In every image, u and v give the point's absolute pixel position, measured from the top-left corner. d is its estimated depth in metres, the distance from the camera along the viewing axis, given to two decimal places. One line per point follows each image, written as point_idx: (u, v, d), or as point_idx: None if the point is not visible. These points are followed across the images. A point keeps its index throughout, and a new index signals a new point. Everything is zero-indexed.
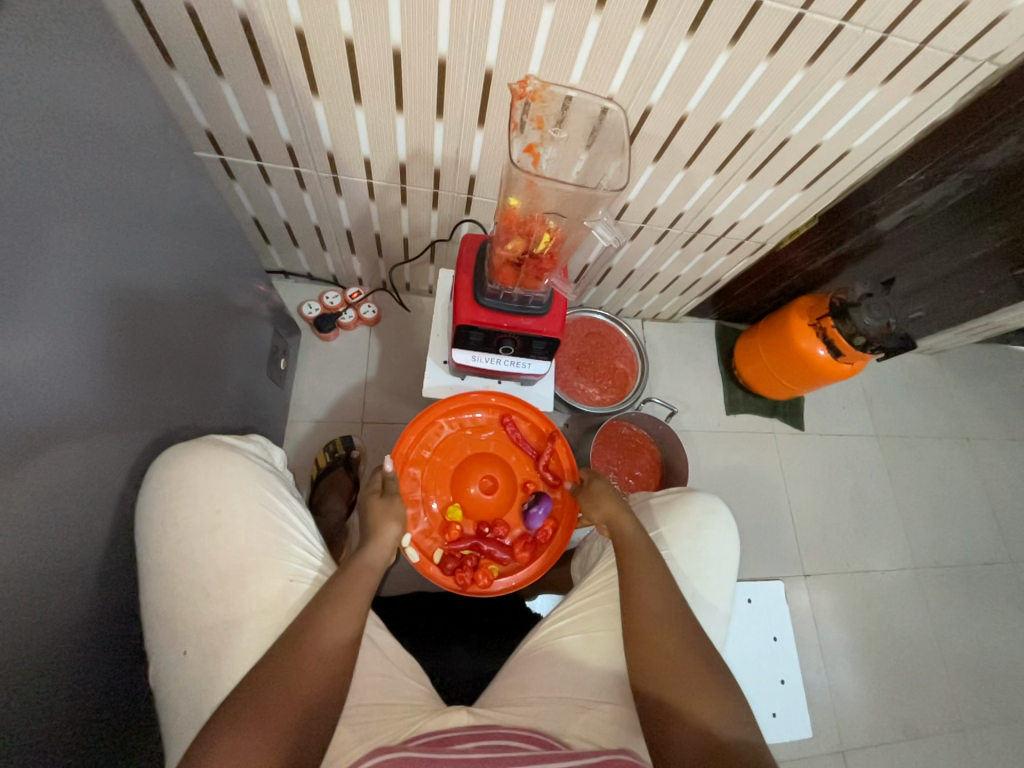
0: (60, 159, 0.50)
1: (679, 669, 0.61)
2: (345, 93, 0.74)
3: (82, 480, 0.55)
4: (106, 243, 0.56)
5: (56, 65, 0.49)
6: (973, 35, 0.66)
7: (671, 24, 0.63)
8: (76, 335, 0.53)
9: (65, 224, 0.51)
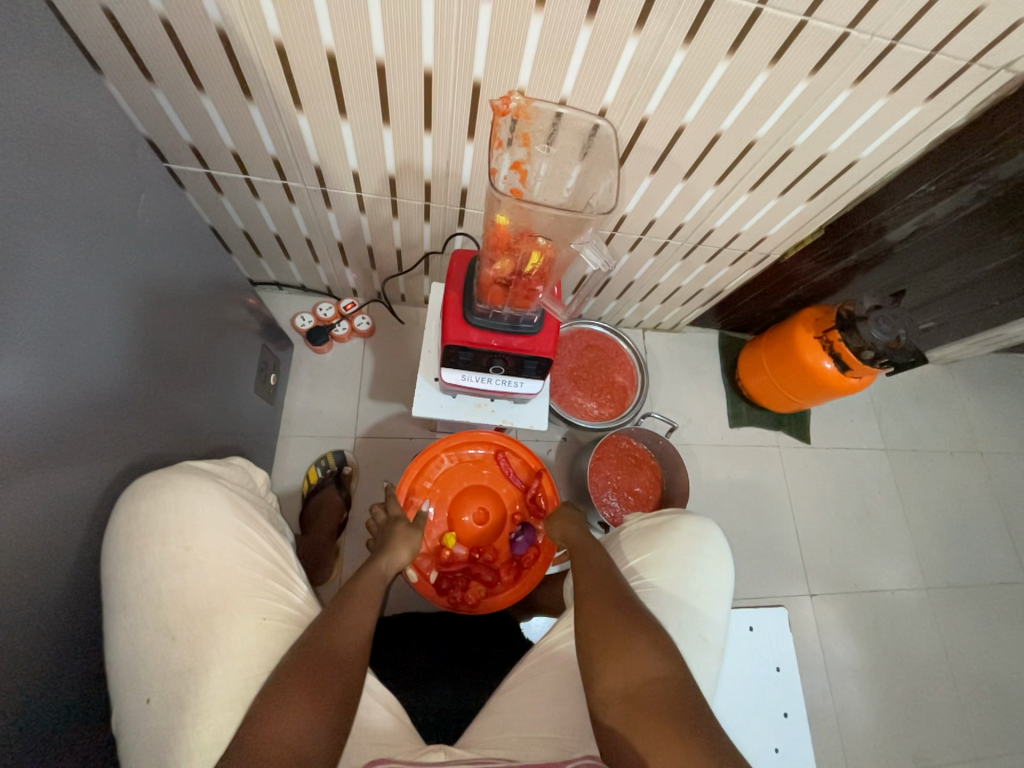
0: (20, 178, 0.46)
1: (604, 627, 0.60)
2: (329, 106, 0.72)
3: (48, 516, 0.53)
4: (80, 265, 0.54)
5: (21, 86, 0.46)
6: (987, 43, 0.62)
7: (665, 34, 0.60)
8: (42, 370, 0.50)
9: (33, 250, 0.48)
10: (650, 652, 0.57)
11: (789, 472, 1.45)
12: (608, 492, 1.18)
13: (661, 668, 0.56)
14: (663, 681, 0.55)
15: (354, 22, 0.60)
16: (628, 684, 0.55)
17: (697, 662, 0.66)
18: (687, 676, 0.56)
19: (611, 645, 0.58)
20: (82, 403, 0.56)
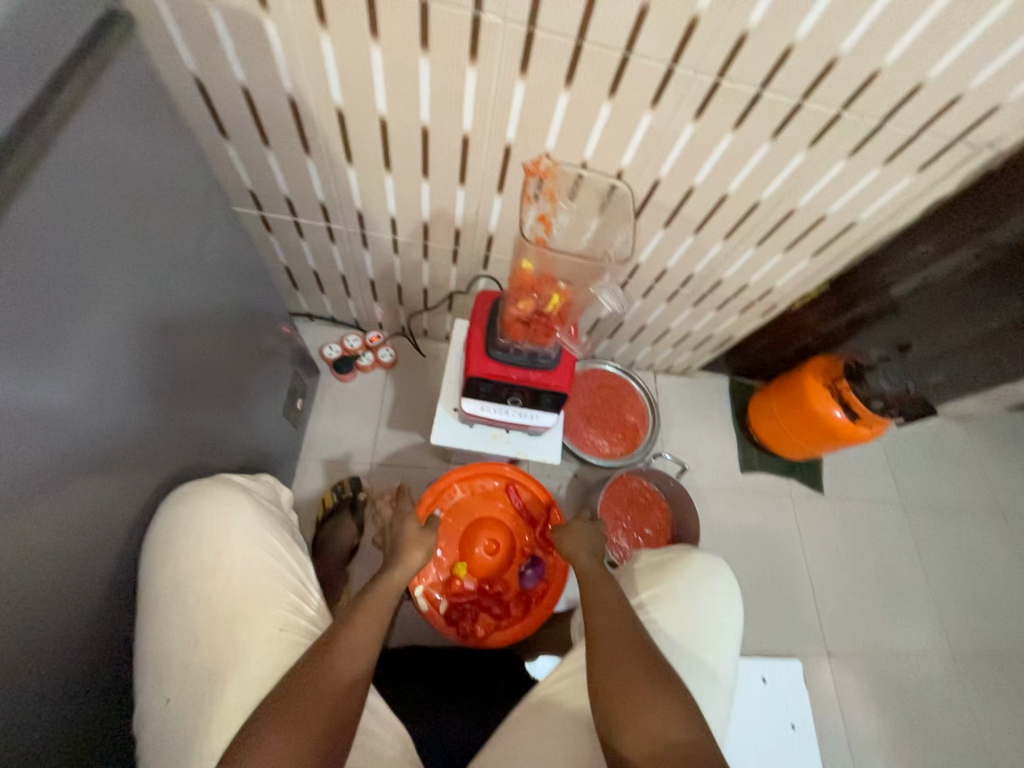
0: (103, 209, 0.51)
1: (631, 681, 0.59)
2: (376, 161, 0.81)
3: (91, 519, 0.56)
4: (144, 287, 0.59)
5: (132, 139, 0.54)
6: (969, 125, 0.69)
7: (677, 110, 0.69)
8: (98, 386, 0.54)
9: (109, 273, 0.53)
10: (677, 712, 0.57)
11: (802, 522, 1.43)
12: (618, 532, 1.18)
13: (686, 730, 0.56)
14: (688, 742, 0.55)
15: (406, 95, 0.70)
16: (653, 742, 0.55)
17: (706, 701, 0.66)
18: (707, 735, 0.57)
19: (635, 699, 0.58)
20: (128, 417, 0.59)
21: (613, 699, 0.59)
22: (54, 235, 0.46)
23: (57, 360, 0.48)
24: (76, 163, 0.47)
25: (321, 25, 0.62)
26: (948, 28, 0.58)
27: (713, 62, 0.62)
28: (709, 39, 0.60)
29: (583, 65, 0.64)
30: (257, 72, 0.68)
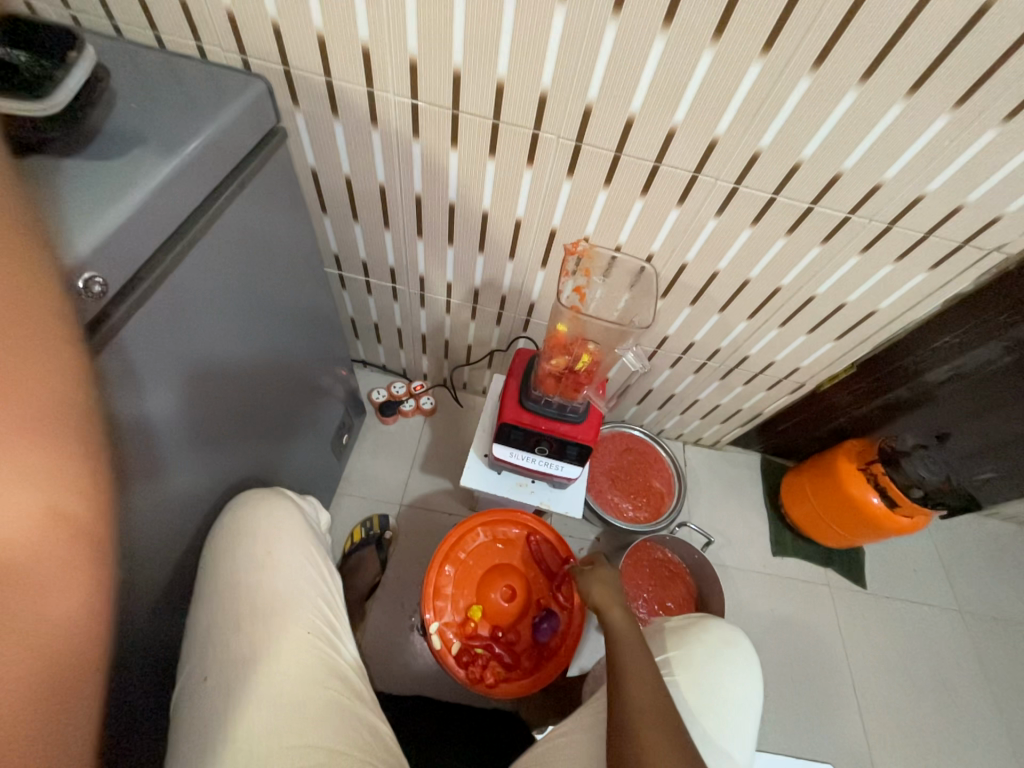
0: (234, 259, 0.65)
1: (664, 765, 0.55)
2: (442, 236, 0.96)
3: (174, 512, 0.64)
4: (246, 322, 0.71)
5: (266, 210, 0.70)
6: (973, 231, 0.76)
7: (700, 207, 0.80)
8: (195, 401, 0.64)
9: (224, 310, 0.65)
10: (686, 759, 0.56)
11: (842, 618, 1.33)
12: (638, 602, 1.15)
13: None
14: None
15: (472, 188, 0.85)
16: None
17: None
18: None
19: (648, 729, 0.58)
20: (208, 432, 0.68)
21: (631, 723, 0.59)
22: (196, 278, 0.58)
23: (168, 374, 0.58)
24: (227, 227, 0.62)
25: (414, 136, 0.79)
26: (939, 154, 0.67)
27: (730, 172, 0.74)
28: (726, 155, 0.72)
29: (620, 172, 0.77)
30: (359, 167, 0.86)
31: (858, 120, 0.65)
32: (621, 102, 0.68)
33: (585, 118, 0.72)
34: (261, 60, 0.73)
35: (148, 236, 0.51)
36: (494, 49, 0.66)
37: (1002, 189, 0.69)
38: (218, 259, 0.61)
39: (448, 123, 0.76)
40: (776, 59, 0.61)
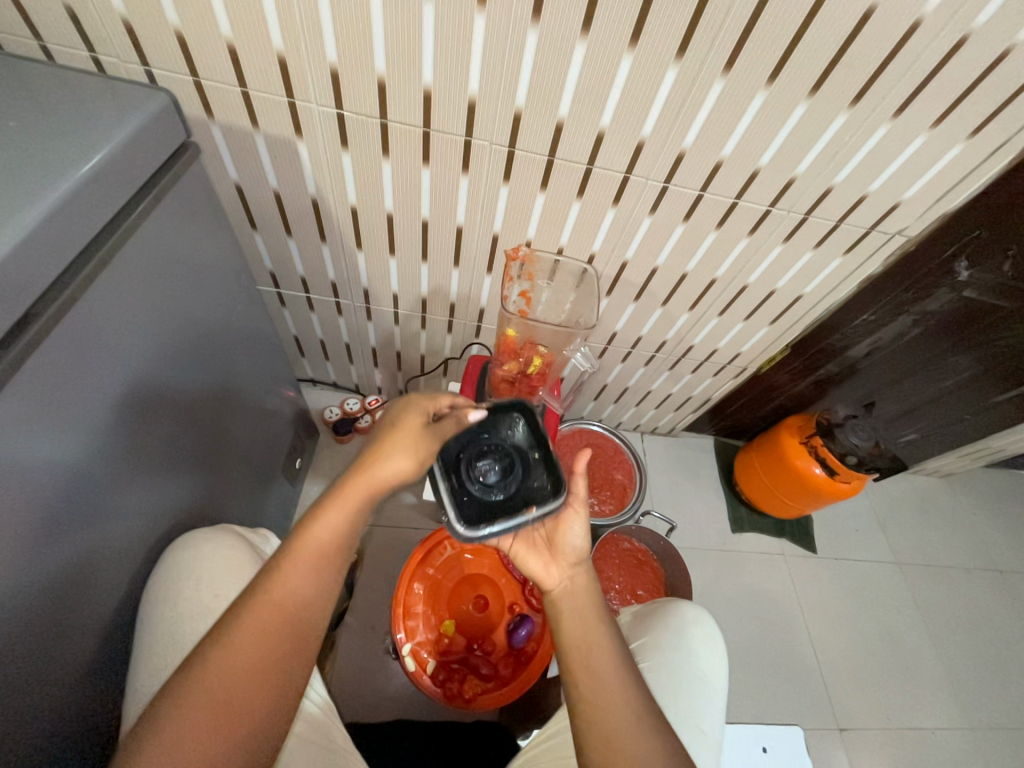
0: (145, 285, 0.59)
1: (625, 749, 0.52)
2: (382, 247, 0.94)
3: (107, 564, 0.59)
4: (171, 353, 0.66)
5: (183, 230, 0.65)
6: (878, 217, 0.83)
7: (636, 205, 0.82)
8: (120, 439, 0.59)
9: (142, 340, 0.60)
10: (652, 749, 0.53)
11: (798, 584, 1.41)
12: (611, 593, 1.19)
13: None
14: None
15: (409, 197, 0.84)
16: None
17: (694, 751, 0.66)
18: None
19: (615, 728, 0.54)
20: (139, 473, 0.63)
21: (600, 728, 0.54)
22: (107, 309, 0.54)
23: (84, 415, 0.53)
24: (138, 251, 0.57)
25: (343, 147, 0.77)
26: (842, 147, 0.72)
27: (659, 172, 0.77)
28: (653, 156, 0.75)
29: (554, 175, 0.78)
30: (286, 181, 0.82)
31: (769, 120, 0.69)
32: (549, 107, 0.69)
33: (515, 124, 0.72)
34: (166, 70, 0.69)
35: (39, 268, 0.46)
36: (417, 57, 0.65)
37: (898, 178, 0.76)
38: (122, 284, 0.55)
39: (377, 132, 0.74)
40: (689, 63, 0.63)
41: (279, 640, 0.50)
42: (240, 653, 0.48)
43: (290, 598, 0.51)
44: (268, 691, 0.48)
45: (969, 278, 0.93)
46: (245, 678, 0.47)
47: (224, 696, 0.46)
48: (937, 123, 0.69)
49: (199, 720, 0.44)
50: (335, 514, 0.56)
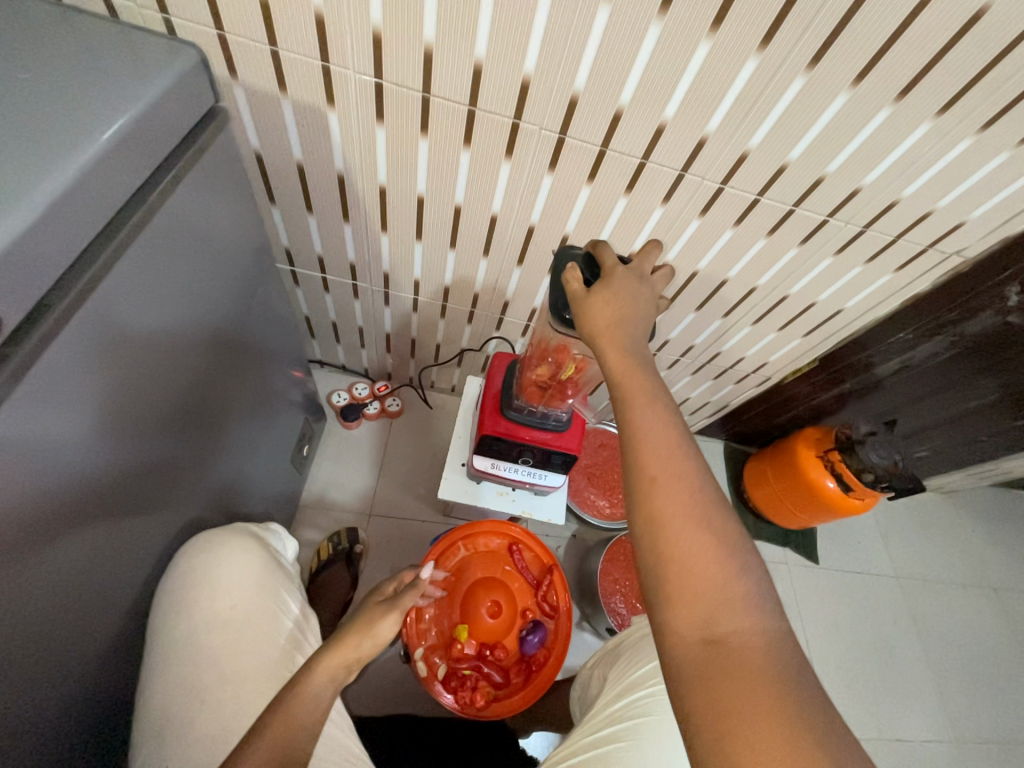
0: (177, 262, 0.56)
1: (679, 528, 0.45)
2: (408, 230, 0.88)
3: (119, 557, 0.57)
4: (203, 309, 0.63)
5: (210, 204, 0.60)
6: (938, 235, 0.79)
7: (686, 205, 0.77)
8: (131, 389, 0.52)
9: (173, 307, 0.57)
10: (758, 595, 0.44)
11: (800, 593, 1.42)
12: (616, 598, 1.14)
13: (767, 618, 0.43)
14: (771, 636, 0.42)
15: (444, 181, 0.78)
16: (712, 626, 0.42)
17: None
18: (780, 639, 0.42)
19: (696, 576, 0.43)
20: (134, 461, 0.56)
21: (668, 575, 0.44)
22: (130, 275, 0.48)
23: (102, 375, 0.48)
24: (162, 224, 0.51)
25: (378, 122, 0.71)
26: (918, 159, 0.67)
27: (717, 172, 0.71)
28: (714, 155, 0.69)
29: (604, 168, 0.73)
30: (312, 152, 0.76)
31: (845, 124, 0.64)
32: (610, 94, 0.63)
33: (569, 109, 0.66)
34: (188, 21, 0.61)
35: (54, 252, 0.41)
36: (471, 26, 0.58)
37: (970, 196, 0.72)
38: (156, 258, 0.52)
39: (418, 108, 0.68)
40: (771, 57, 0.58)
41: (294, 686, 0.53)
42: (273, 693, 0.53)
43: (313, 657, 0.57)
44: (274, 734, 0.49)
45: (1017, 303, 0.90)
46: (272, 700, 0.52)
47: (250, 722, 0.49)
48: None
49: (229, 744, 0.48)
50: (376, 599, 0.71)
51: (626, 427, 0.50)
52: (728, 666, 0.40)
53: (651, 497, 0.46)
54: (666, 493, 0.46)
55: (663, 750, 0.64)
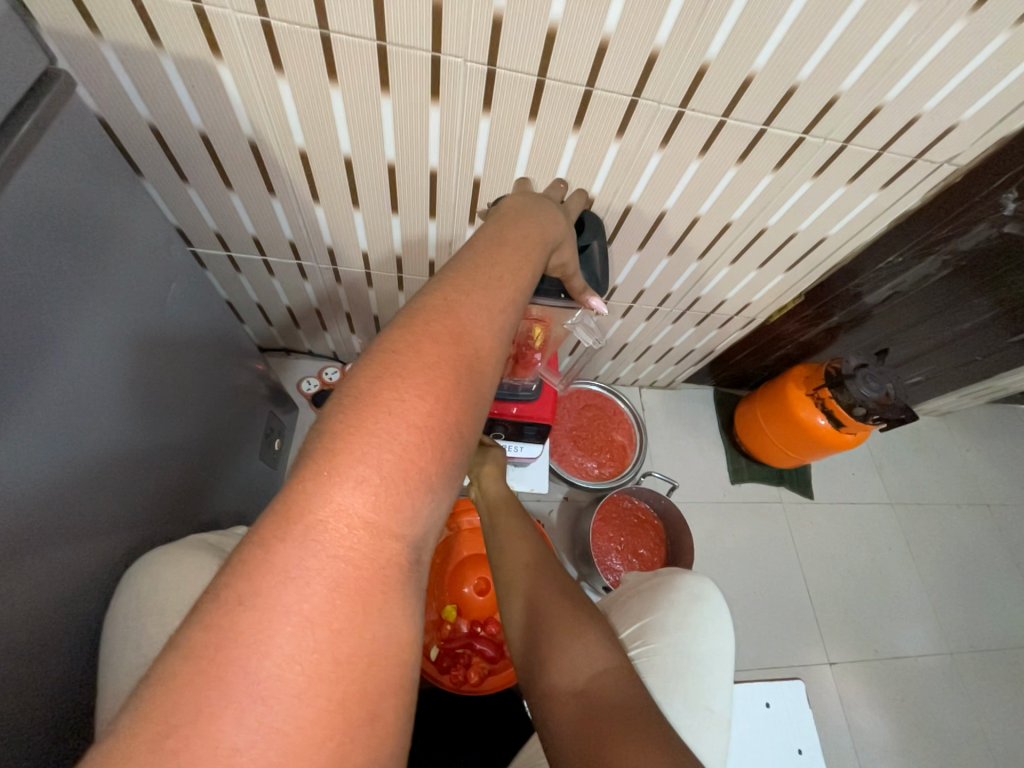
0: (56, 254, 0.49)
1: (538, 603, 0.60)
2: (343, 197, 0.79)
3: (60, 582, 0.54)
4: (112, 305, 0.57)
5: (79, 183, 0.52)
6: (927, 143, 0.70)
7: (645, 136, 0.68)
8: (66, 408, 0.52)
9: (73, 311, 0.51)
10: (601, 644, 0.56)
11: (796, 531, 1.42)
12: (612, 554, 1.16)
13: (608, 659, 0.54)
14: (618, 676, 0.53)
15: (369, 134, 0.68)
16: (579, 680, 0.52)
17: (703, 735, 0.64)
18: (627, 670, 0.54)
19: (556, 639, 0.56)
20: (59, 494, 0.52)
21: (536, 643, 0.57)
22: (19, 279, 0.45)
23: (34, 399, 0.48)
24: (29, 214, 0.46)
25: (278, 72, 0.61)
26: (903, 52, 0.58)
27: (674, 95, 0.63)
28: (669, 72, 0.60)
29: (546, 101, 0.64)
30: (212, 115, 0.66)
31: (815, 18, 0.55)
32: (538, 6, 0.54)
33: (494, 33, 0.56)
34: None
35: None
36: None
37: (959, 93, 0.63)
38: (27, 251, 0.46)
39: (320, 50, 0.58)
40: None
41: (373, 604, 0.30)
42: (307, 625, 0.28)
43: (378, 523, 0.32)
44: (365, 698, 0.29)
45: (1014, 210, 0.83)
46: (330, 653, 0.28)
47: (287, 708, 0.26)
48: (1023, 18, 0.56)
49: (261, 753, 0.25)
50: (412, 414, 0.34)
51: (498, 547, 0.69)
52: (592, 709, 0.49)
53: (516, 588, 0.63)
54: (527, 581, 0.63)
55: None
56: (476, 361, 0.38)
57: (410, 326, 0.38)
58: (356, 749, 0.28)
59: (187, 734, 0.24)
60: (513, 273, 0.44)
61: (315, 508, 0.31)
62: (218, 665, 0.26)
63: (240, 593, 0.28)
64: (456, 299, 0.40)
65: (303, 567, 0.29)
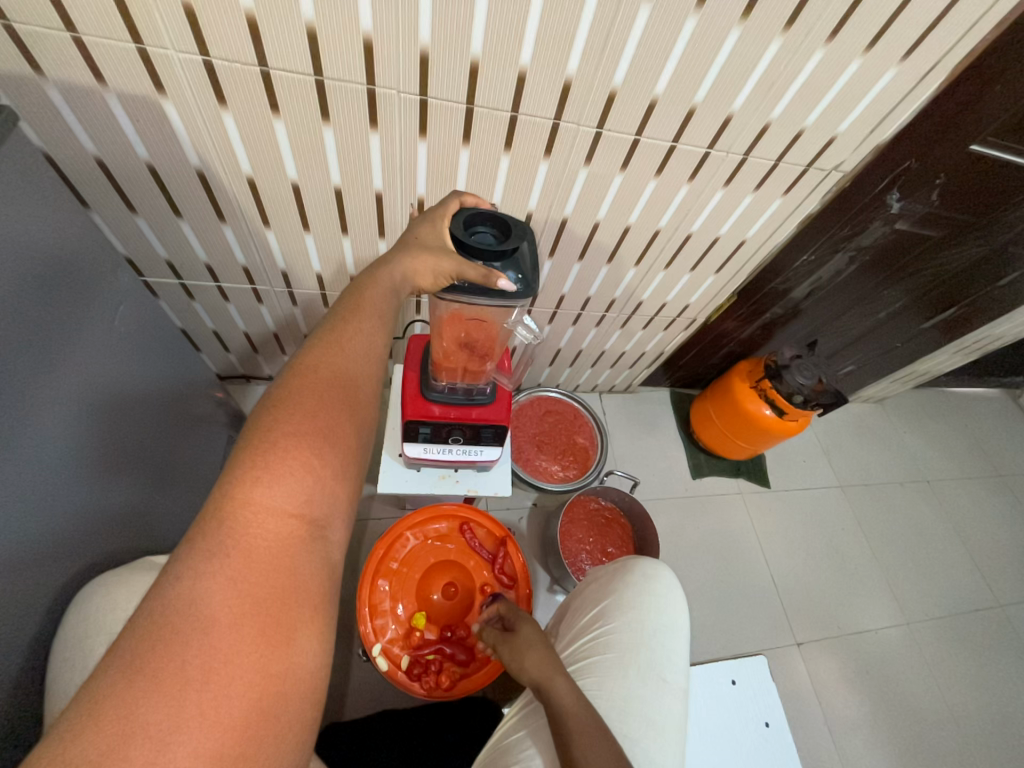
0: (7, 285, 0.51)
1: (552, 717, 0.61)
2: (293, 221, 0.82)
3: (7, 612, 0.52)
4: (65, 334, 0.59)
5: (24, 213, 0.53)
6: (815, 153, 0.80)
7: (569, 156, 0.75)
8: (18, 431, 0.52)
9: (16, 339, 0.52)
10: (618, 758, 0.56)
11: (756, 519, 1.48)
12: (582, 555, 1.19)
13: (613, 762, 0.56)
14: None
15: (313, 160, 0.72)
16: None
17: (657, 703, 0.68)
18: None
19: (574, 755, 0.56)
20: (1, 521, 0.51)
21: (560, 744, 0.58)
22: None
23: None
24: None
25: (222, 105, 0.65)
26: (779, 76, 0.68)
27: (590, 117, 0.70)
28: (583, 97, 0.67)
29: (477, 126, 0.70)
30: (158, 148, 0.69)
31: (701, 48, 0.63)
32: (459, 44, 0.60)
33: (423, 66, 0.63)
34: None
35: None
36: None
37: (835, 108, 0.73)
38: None
39: (261, 85, 0.63)
40: None
41: (284, 569, 0.37)
42: (228, 586, 0.35)
43: (283, 508, 0.39)
44: (285, 634, 0.36)
45: (901, 208, 0.95)
46: (248, 607, 0.35)
47: (219, 645, 0.33)
48: (871, 46, 0.66)
49: (199, 678, 0.32)
50: (297, 425, 0.42)
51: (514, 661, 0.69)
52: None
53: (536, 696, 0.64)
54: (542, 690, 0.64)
55: (603, 688, 0.67)
56: (350, 391, 0.47)
57: (295, 367, 0.47)
58: (281, 674, 0.35)
59: (143, 672, 0.31)
60: (380, 312, 0.54)
61: (227, 504, 0.38)
62: (158, 622, 0.33)
63: (173, 569, 0.35)
64: (334, 340, 0.49)
65: (221, 543, 0.36)
